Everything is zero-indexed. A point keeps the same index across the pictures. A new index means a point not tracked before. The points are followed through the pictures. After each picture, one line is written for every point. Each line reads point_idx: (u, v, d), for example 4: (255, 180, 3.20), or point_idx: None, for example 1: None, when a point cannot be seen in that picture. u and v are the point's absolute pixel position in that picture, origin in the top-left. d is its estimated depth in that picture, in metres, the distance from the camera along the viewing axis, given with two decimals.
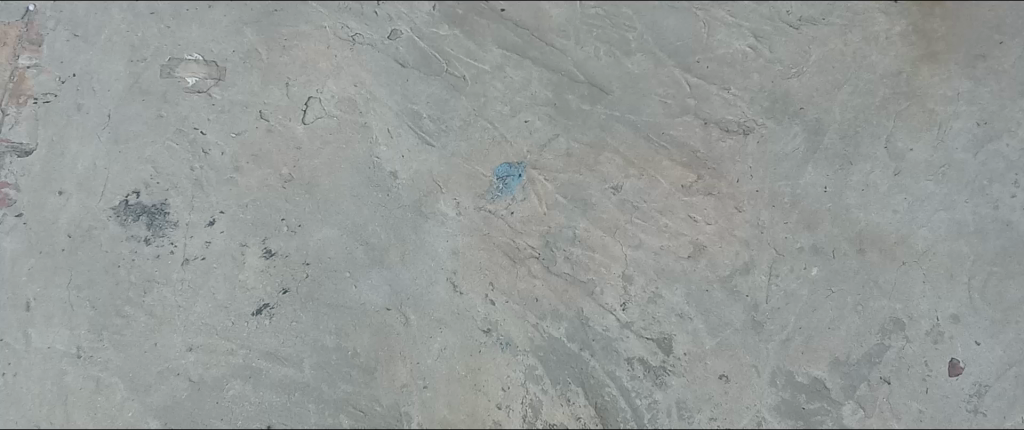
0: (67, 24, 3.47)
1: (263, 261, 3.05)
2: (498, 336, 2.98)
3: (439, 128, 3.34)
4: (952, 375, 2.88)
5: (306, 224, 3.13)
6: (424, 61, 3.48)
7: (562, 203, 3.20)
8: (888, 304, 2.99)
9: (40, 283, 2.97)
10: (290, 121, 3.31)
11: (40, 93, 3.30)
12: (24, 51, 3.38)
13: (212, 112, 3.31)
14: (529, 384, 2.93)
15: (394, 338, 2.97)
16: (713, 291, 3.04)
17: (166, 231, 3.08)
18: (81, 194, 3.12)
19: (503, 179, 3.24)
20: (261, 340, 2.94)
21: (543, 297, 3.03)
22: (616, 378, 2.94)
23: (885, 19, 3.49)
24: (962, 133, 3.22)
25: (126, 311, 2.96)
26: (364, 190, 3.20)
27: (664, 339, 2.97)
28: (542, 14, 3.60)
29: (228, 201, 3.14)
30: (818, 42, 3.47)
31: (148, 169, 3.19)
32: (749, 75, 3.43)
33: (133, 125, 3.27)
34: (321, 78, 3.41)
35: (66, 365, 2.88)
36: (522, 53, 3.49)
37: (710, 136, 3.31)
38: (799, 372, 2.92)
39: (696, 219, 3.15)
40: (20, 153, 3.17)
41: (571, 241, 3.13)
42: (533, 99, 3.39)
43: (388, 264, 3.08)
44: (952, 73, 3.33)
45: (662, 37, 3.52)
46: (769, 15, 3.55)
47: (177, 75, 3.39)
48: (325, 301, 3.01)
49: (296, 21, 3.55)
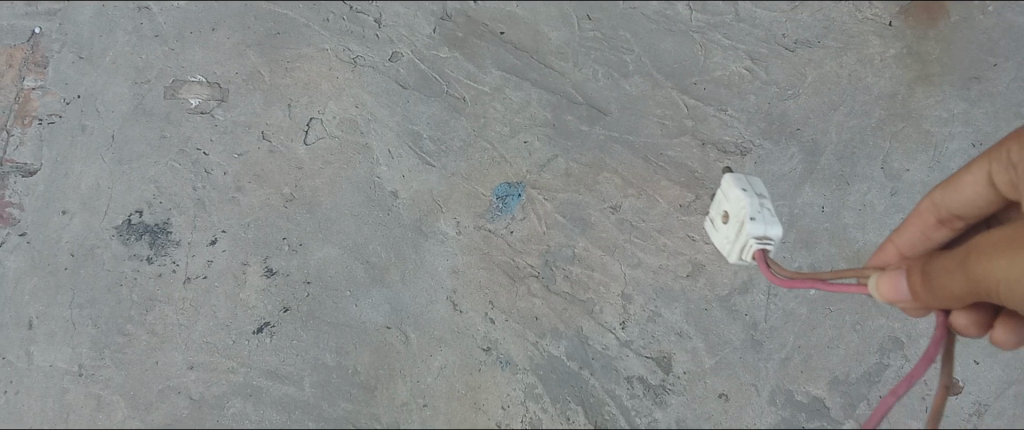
0: (73, 47, 3.51)
1: (264, 279, 3.07)
2: (498, 354, 2.98)
3: (439, 148, 3.37)
4: (952, 394, 2.91)
5: (307, 243, 3.15)
6: (424, 82, 3.52)
7: (561, 222, 3.22)
8: (886, 323, 3.03)
9: (43, 301, 2.98)
10: (292, 142, 3.35)
11: (45, 114, 3.33)
12: (29, 73, 3.42)
13: (215, 132, 3.34)
14: (529, 403, 2.90)
15: (394, 356, 2.97)
16: (711, 310, 3.06)
17: (168, 250, 3.10)
18: (85, 213, 3.14)
19: (503, 199, 3.27)
20: (261, 358, 2.93)
21: (542, 316, 3.05)
22: (616, 397, 2.92)
23: (880, 41, 3.57)
24: (958, 154, 3.26)
25: (127, 330, 2.96)
26: (365, 210, 3.22)
27: (663, 357, 2.98)
28: (541, 37, 3.65)
29: (229, 221, 3.17)
30: (813, 65, 3.53)
31: (152, 189, 3.22)
32: (746, 96, 3.47)
33: (137, 146, 3.30)
34: (323, 100, 3.45)
35: (67, 383, 2.85)
36: (522, 75, 3.54)
37: (708, 157, 3.34)
38: (799, 390, 2.92)
39: (694, 238, 3.19)
40: (24, 173, 3.20)
41: (569, 260, 3.15)
42: (532, 120, 3.43)
43: (387, 283, 3.09)
44: (946, 95, 3.39)
45: (660, 59, 3.57)
46: (765, 39, 3.62)
47: (180, 96, 3.42)
48: (325, 320, 3.01)
49: (299, 43, 3.60)
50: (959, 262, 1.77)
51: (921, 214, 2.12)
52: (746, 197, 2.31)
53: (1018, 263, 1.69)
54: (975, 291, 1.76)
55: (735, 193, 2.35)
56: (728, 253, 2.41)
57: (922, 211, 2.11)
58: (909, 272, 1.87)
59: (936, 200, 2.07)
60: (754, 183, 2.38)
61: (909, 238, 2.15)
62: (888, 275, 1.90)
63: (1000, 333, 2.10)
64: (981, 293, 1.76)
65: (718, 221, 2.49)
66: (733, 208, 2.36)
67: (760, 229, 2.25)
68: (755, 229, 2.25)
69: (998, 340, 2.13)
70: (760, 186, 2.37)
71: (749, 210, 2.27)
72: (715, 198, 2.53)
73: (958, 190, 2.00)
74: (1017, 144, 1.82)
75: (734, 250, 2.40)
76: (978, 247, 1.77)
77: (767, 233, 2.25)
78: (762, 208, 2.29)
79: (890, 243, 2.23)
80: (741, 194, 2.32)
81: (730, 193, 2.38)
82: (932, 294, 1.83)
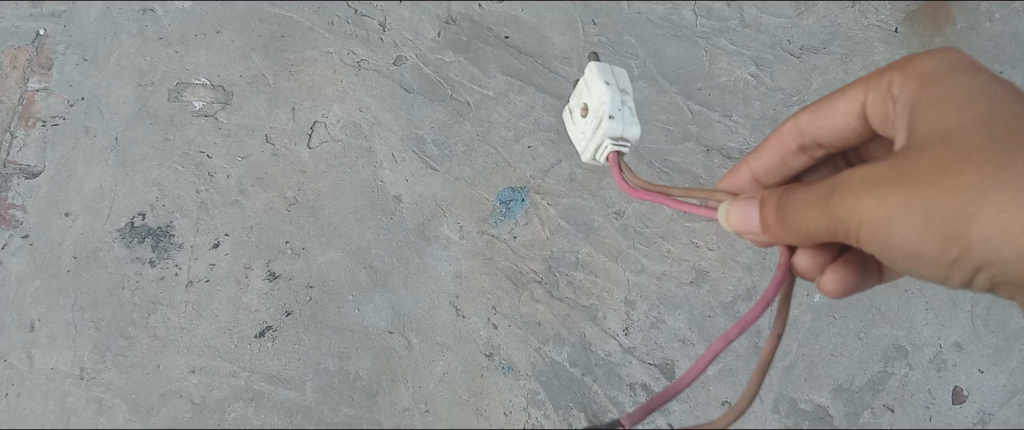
0: (77, 48, 3.50)
1: (266, 283, 3.06)
2: (500, 360, 2.97)
3: (443, 153, 3.36)
4: (955, 403, 2.93)
5: (310, 247, 3.14)
6: (428, 86, 3.51)
7: (565, 228, 3.21)
8: (890, 331, 3.01)
9: (45, 304, 2.97)
10: (295, 145, 3.34)
11: (49, 116, 3.33)
12: (33, 75, 3.42)
13: (218, 135, 3.34)
14: (531, 409, 2.91)
15: (396, 361, 2.96)
16: (715, 316, 3.09)
17: (171, 253, 3.09)
18: (88, 215, 3.14)
19: (506, 203, 3.26)
20: (263, 362, 2.93)
21: (545, 322, 3.04)
22: (618, 404, 2.93)
23: (886, 48, 3.57)
24: None
25: (129, 333, 2.95)
26: (368, 214, 3.21)
27: (666, 364, 3.01)
28: (546, 41, 3.64)
29: (232, 224, 3.16)
30: (818, 71, 3.53)
31: (155, 192, 3.21)
32: (751, 102, 3.46)
33: (140, 148, 3.30)
34: (327, 103, 3.45)
35: (68, 385, 2.85)
36: (526, 79, 3.53)
37: (712, 163, 3.31)
38: (803, 398, 2.90)
39: (698, 245, 3.21)
40: (28, 175, 3.20)
41: (572, 265, 3.15)
42: (536, 124, 3.43)
43: (390, 288, 3.08)
44: None
45: (664, 64, 3.55)
46: (770, 44, 3.61)
47: (184, 99, 3.42)
48: (327, 324, 3.01)
49: (303, 46, 3.59)
50: (825, 199, 1.89)
51: (783, 139, 2.44)
52: (608, 93, 2.36)
53: (885, 202, 1.83)
54: (832, 227, 1.90)
55: (602, 88, 2.39)
56: (582, 148, 2.49)
57: (785, 136, 2.43)
58: (761, 205, 2.01)
59: (800, 125, 2.37)
60: (617, 78, 2.43)
61: (768, 161, 2.50)
62: (740, 206, 2.04)
63: (829, 280, 2.21)
64: (837, 231, 1.90)
65: (578, 114, 2.55)
66: (595, 101, 2.42)
67: (618, 128, 2.33)
68: (614, 128, 2.33)
69: (825, 286, 2.23)
70: (626, 81, 2.43)
71: (609, 108, 2.34)
72: (576, 88, 2.58)
73: (826, 119, 2.30)
74: (897, 80, 2.15)
75: (588, 145, 2.48)
76: (845, 181, 1.89)
77: (624, 134, 2.35)
78: (623, 106, 2.37)
79: (744, 165, 2.57)
80: (604, 89, 2.38)
81: (593, 85, 2.44)
82: (791, 230, 1.96)
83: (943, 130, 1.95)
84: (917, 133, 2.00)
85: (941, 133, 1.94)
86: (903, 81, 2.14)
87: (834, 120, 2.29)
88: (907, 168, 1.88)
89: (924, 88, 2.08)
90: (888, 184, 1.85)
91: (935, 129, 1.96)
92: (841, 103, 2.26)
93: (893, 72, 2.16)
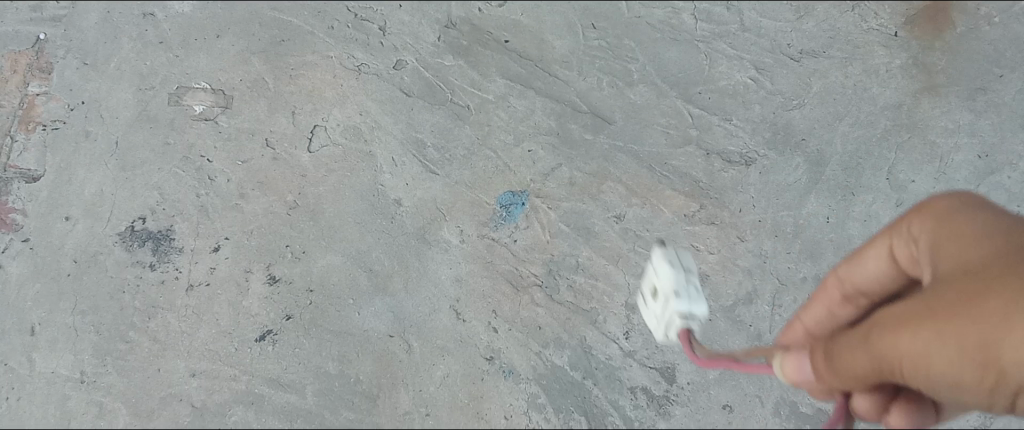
0: (77, 53, 3.50)
1: (267, 287, 3.06)
2: (501, 363, 2.98)
3: (443, 157, 3.36)
4: None
5: (310, 251, 3.14)
6: (429, 90, 3.51)
7: (565, 231, 3.21)
8: None
9: (45, 308, 2.97)
10: (296, 149, 3.34)
11: (49, 120, 3.33)
12: (33, 79, 3.42)
13: (219, 139, 3.34)
14: (532, 413, 2.91)
15: (397, 365, 2.96)
16: (716, 320, 3.03)
17: (172, 257, 3.10)
18: (88, 219, 3.14)
19: (506, 207, 3.26)
20: (263, 366, 2.93)
21: (546, 326, 3.04)
22: (619, 408, 2.93)
23: (886, 52, 3.54)
24: (963, 165, 3.27)
25: (129, 337, 2.95)
26: (368, 217, 3.22)
27: (667, 368, 3.00)
28: (545, 45, 3.63)
29: (233, 228, 3.17)
30: (819, 75, 3.52)
31: (155, 196, 3.21)
32: (751, 106, 3.45)
33: (141, 153, 3.30)
34: (327, 107, 3.45)
35: (68, 389, 2.85)
36: (526, 83, 3.52)
37: (713, 167, 3.32)
38: (803, 401, 2.95)
39: (699, 249, 3.16)
40: (29, 178, 3.20)
41: (573, 269, 3.14)
42: (536, 128, 3.42)
43: (390, 292, 3.09)
44: (951, 105, 3.38)
45: (664, 68, 3.56)
46: (770, 48, 3.60)
47: (184, 103, 3.42)
48: (328, 328, 3.01)
49: (303, 50, 3.59)
50: (862, 339, 1.50)
51: (825, 289, 1.87)
52: (673, 279, 2.12)
53: (921, 339, 1.43)
54: (877, 375, 1.48)
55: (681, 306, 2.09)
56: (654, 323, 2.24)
57: (828, 285, 1.86)
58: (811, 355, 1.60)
59: (846, 275, 1.80)
60: (685, 258, 2.19)
61: (816, 315, 1.89)
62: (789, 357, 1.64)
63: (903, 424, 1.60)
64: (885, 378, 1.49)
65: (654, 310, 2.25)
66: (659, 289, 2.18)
67: (683, 306, 2.08)
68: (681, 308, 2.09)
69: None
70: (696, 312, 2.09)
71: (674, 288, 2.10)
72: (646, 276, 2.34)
73: (860, 266, 1.78)
74: (919, 215, 1.68)
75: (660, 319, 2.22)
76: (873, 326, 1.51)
77: (692, 314, 2.09)
78: (688, 285, 2.12)
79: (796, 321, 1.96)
80: (668, 278, 2.13)
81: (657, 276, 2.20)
82: (836, 376, 1.54)
83: (963, 262, 1.54)
84: (940, 267, 1.56)
85: (966, 267, 1.53)
86: (922, 218, 1.67)
87: (868, 268, 1.76)
88: (939, 305, 1.47)
89: (947, 218, 1.64)
90: (921, 322, 1.45)
91: (959, 263, 1.54)
92: (869, 248, 1.77)
93: (913, 211, 1.70)
